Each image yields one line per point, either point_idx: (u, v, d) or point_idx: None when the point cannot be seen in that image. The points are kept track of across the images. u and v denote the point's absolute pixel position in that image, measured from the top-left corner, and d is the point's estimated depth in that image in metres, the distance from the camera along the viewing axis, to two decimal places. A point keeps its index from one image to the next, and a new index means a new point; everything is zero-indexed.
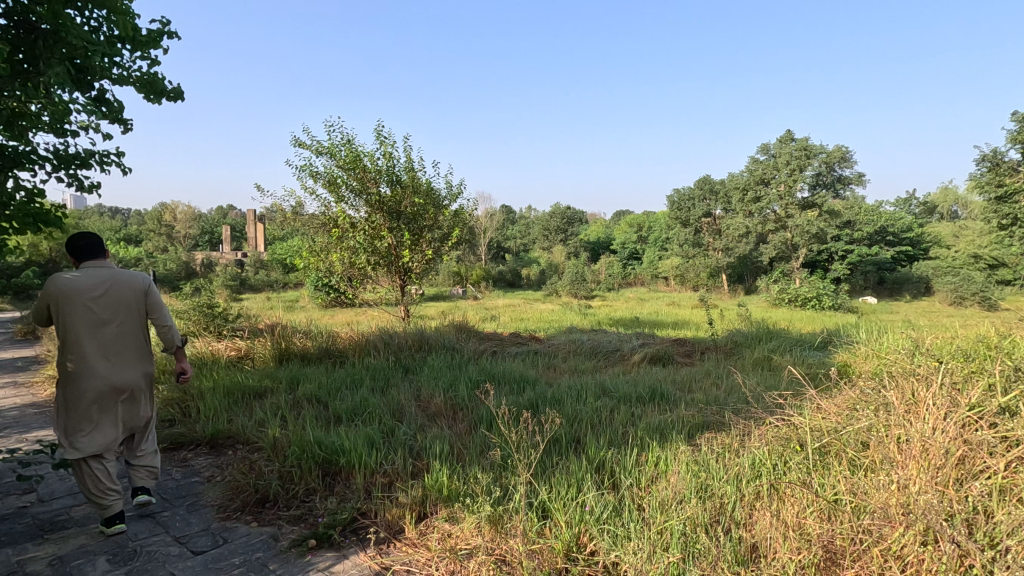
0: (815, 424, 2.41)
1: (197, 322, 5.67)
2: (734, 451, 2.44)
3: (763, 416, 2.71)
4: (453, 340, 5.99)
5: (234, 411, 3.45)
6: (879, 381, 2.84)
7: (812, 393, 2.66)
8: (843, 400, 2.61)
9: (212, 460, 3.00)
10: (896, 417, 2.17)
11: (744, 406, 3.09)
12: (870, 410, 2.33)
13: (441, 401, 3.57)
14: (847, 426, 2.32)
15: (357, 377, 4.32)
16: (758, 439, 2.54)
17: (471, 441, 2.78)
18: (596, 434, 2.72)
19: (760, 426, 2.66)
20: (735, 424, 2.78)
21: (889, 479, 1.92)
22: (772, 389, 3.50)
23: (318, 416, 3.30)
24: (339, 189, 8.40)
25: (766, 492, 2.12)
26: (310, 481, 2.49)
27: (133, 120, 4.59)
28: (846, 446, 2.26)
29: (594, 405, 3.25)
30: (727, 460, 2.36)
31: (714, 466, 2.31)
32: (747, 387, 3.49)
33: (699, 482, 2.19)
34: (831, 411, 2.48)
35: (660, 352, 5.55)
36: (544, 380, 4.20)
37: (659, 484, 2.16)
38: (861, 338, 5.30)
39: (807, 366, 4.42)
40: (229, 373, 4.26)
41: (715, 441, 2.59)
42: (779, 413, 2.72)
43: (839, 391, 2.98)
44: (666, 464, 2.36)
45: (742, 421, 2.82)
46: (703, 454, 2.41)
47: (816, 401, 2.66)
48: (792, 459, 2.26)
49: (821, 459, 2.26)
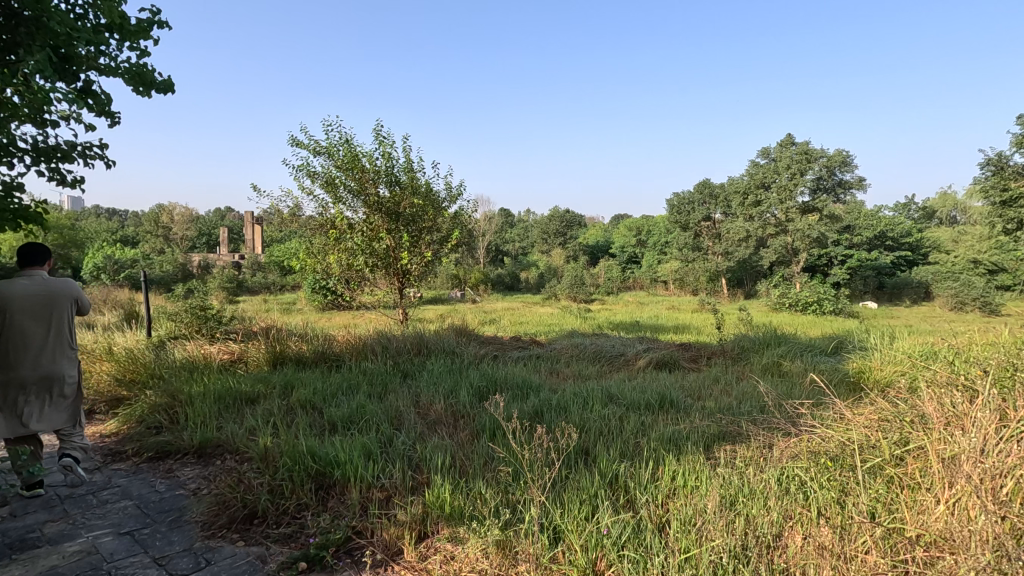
0: (843, 436, 2.26)
1: (190, 324, 5.51)
2: (758, 464, 2.29)
3: (785, 429, 2.57)
4: (453, 343, 5.86)
5: (223, 418, 3.29)
6: (908, 391, 2.68)
7: (837, 402, 2.52)
8: (871, 408, 2.47)
9: (199, 469, 2.80)
10: (938, 432, 2.03)
11: (762, 414, 2.94)
12: (906, 425, 2.18)
13: (441, 407, 3.42)
14: (881, 440, 2.18)
15: (354, 382, 4.16)
16: (782, 454, 2.39)
17: (473, 451, 2.64)
18: (605, 445, 2.58)
19: (781, 436, 2.52)
20: (753, 435, 2.63)
21: (940, 505, 1.78)
22: (789, 397, 3.34)
23: (312, 424, 3.15)
24: (337, 190, 8.25)
25: (796, 513, 1.98)
26: (302, 495, 2.34)
27: (119, 114, 4.44)
28: (882, 462, 2.12)
29: (601, 413, 3.10)
30: (751, 474, 2.21)
31: (738, 481, 2.16)
32: (762, 394, 3.34)
33: (723, 499, 2.04)
34: (861, 421, 2.34)
35: (665, 357, 5.40)
36: (547, 386, 4.04)
37: (683, 502, 2.01)
38: (872, 343, 5.16)
39: (820, 372, 4.26)
40: (221, 378, 4.09)
41: (734, 454, 2.45)
42: (801, 424, 2.58)
43: (864, 401, 2.83)
44: (684, 479, 2.22)
45: (761, 431, 2.67)
46: (724, 470, 2.26)
47: (842, 411, 2.53)
48: (822, 476, 2.12)
49: (856, 476, 2.11)
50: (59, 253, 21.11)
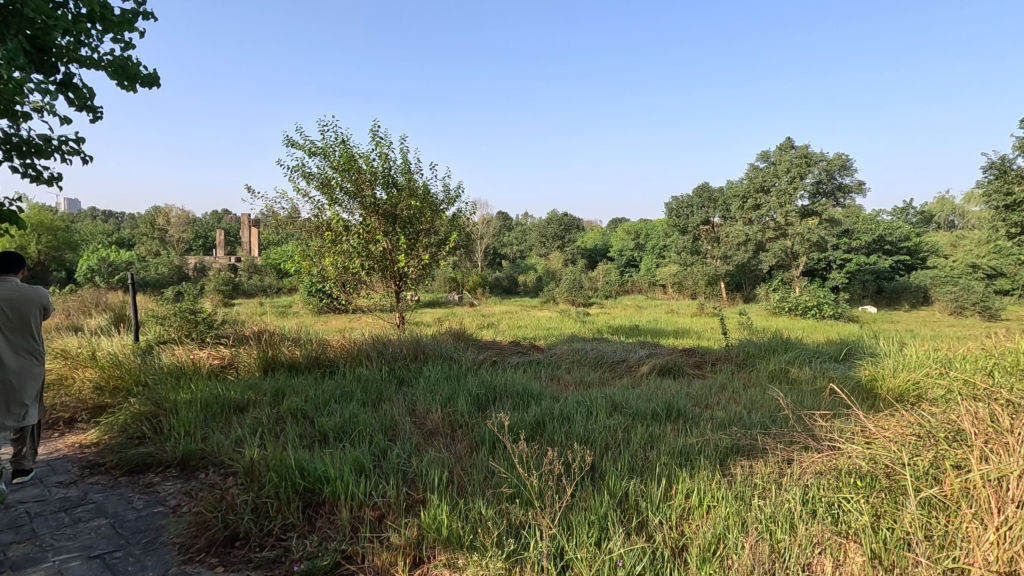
0: (872, 452, 2.13)
1: (179, 327, 5.33)
2: (778, 484, 2.16)
3: (804, 445, 2.44)
4: (451, 348, 5.71)
5: (209, 428, 3.13)
6: (934, 404, 2.55)
7: (860, 413, 2.39)
8: (898, 422, 2.34)
9: (181, 483, 2.63)
10: (983, 450, 1.89)
11: (777, 428, 2.80)
12: (944, 442, 2.05)
13: (438, 417, 3.28)
14: (915, 457, 2.05)
15: (347, 389, 4.01)
16: (805, 473, 2.26)
17: (472, 466, 2.49)
18: (612, 459, 2.44)
19: (799, 451, 2.39)
20: (770, 450, 2.50)
21: (990, 537, 1.65)
22: (805, 408, 3.19)
23: (302, 435, 3.00)
24: (332, 192, 8.10)
25: (828, 542, 1.85)
26: (288, 515, 2.18)
27: (101, 109, 4.30)
28: (917, 482, 1.99)
29: (605, 424, 2.96)
30: (774, 496, 2.08)
31: (760, 504, 2.03)
32: (775, 404, 3.20)
33: (745, 525, 1.90)
34: (889, 436, 2.21)
35: (668, 363, 5.25)
36: (548, 393, 3.90)
37: (704, 527, 1.87)
38: (882, 349, 5.02)
39: (831, 380, 4.13)
40: (210, 385, 3.92)
41: (751, 470, 2.31)
42: (822, 438, 2.45)
43: (885, 412, 2.70)
44: (701, 498, 2.08)
45: (778, 444, 2.53)
46: (744, 490, 2.13)
47: (865, 426, 2.41)
48: (852, 499, 1.99)
49: (889, 499, 1.99)
50: (52, 255, 20.91)
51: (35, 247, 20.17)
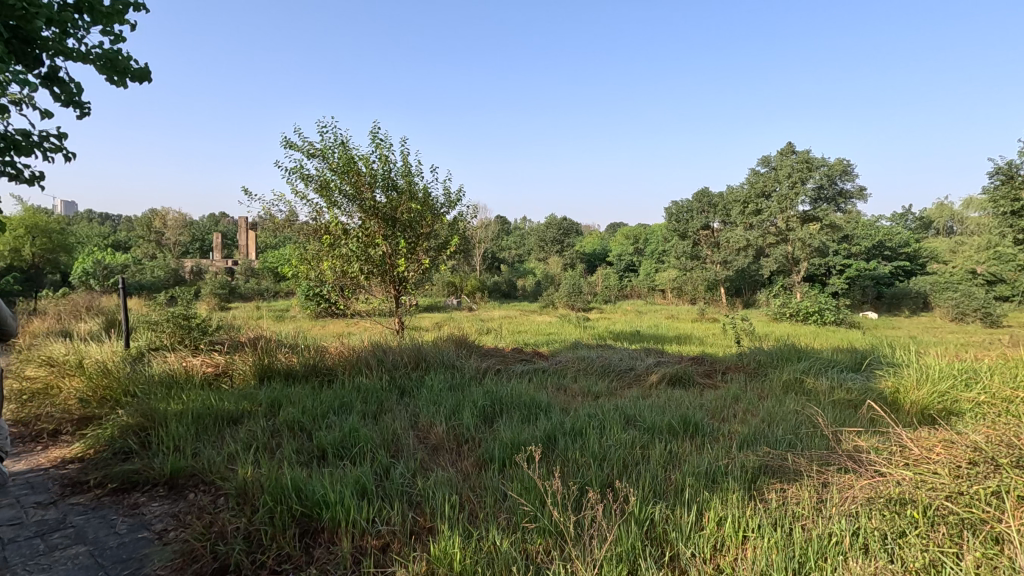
0: (928, 482, 2.03)
1: (172, 333, 5.15)
2: (822, 512, 2.04)
3: (845, 470, 2.32)
4: (453, 356, 5.54)
5: (201, 442, 2.96)
6: (980, 427, 2.43)
7: (907, 439, 2.30)
8: (951, 446, 2.22)
9: (168, 503, 2.44)
10: None
11: (806, 449, 2.65)
12: (1012, 472, 1.93)
13: (442, 431, 3.12)
14: (978, 489, 1.94)
15: (346, 399, 3.84)
16: (851, 500, 2.14)
17: (482, 488, 2.34)
18: (632, 479, 2.31)
19: (838, 476, 2.27)
20: (803, 473, 2.36)
21: None
22: (833, 424, 3.03)
23: (299, 450, 2.83)
24: (331, 194, 7.94)
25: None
26: (284, 545, 2.01)
27: (87, 104, 4.17)
28: (981, 514, 1.88)
29: (620, 439, 2.81)
30: (822, 526, 1.97)
31: (804, 537, 1.90)
32: (800, 424, 3.03)
33: (796, 563, 1.77)
34: (946, 463, 2.10)
35: (677, 372, 5.08)
36: (556, 405, 3.74)
37: (750, 564, 1.74)
38: (900, 358, 4.86)
39: (851, 392, 3.97)
40: (203, 395, 3.73)
41: (786, 496, 2.18)
42: (866, 464, 2.33)
43: (927, 432, 2.58)
44: (738, 531, 1.94)
45: (810, 467, 2.40)
46: (785, 519, 2.01)
47: (912, 451, 2.28)
48: (912, 536, 1.90)
49: (952, 534, 1.89)
50: (47, 257, 20.67)
51: (30, 249, 19.92)
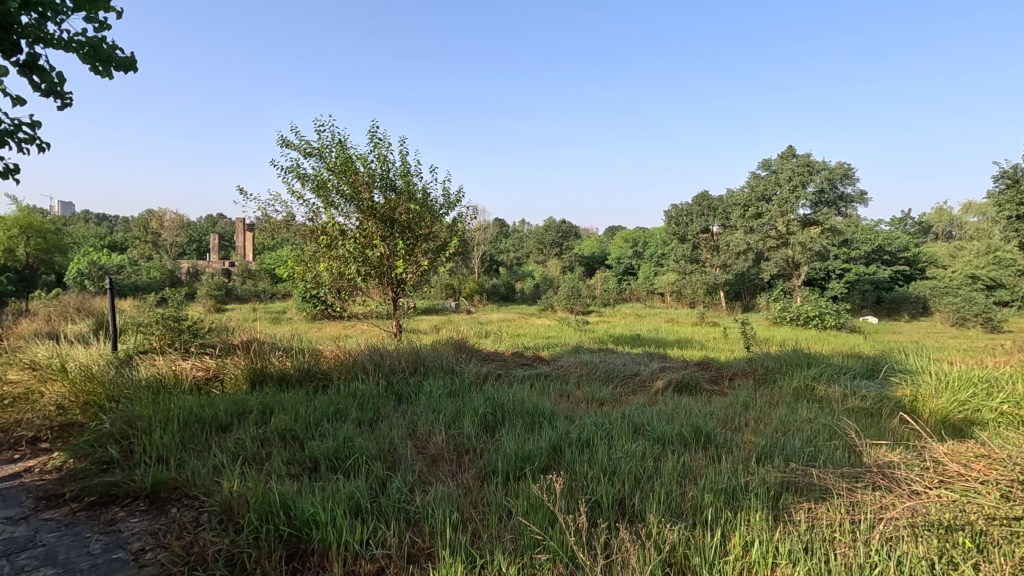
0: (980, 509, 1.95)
1: (161, 335, 4.97)
2: (859, 537, 1.96)
3: (881, 489, 2.22)
4: (452, 360, 5.38)
5: (187, 452, 2.81)
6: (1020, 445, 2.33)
7: (953, 461, 2.21)
8: (999, 466, 2.13)
9: (148, 520, 2.28)
10: None
11: (826, 465, 2.52)
12: None
13: (441, 440, 2.97)
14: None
15: (341, 405, 3.68)
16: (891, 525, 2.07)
17: (486, 504, 2.21)
18: (645, 496, 2.18)
19: (873, 496, 2.16)
20: (835, 493, 2.24)
21: None
22: (854, 438, 2.89)
23: (290, 461, 2.68)
24: (328, 195, 7.80)
25: None
26: (270, 568, 1.86)
27: (69, 94, 4.06)
28: None
29: (629, 450, 2.67)
30: (862, 551, 1.89)
31: (843, 565, 1.79)
32: (818, 438, 2.89)
33: None
34: (997, 487, 2.02)
35: (683, 378, 4.93)
36: (559, 413, 3.59)
37: None
38: (913, 365, 4.73)
39: (867, 400, 3.84)
40: (190, 400, 3.56)
41: (817, 520, 2.06)
42: (905, 483, 2.24)
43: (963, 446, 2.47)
44: (769, 558, 1.81)
45: (841, 486, 2.28)
46: (818, 544, 1.90)
47: (951, 469, 2.19)
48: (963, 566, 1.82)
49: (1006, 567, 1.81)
50: (42, 258, 20.46)
51: (24, 249, 19.71)
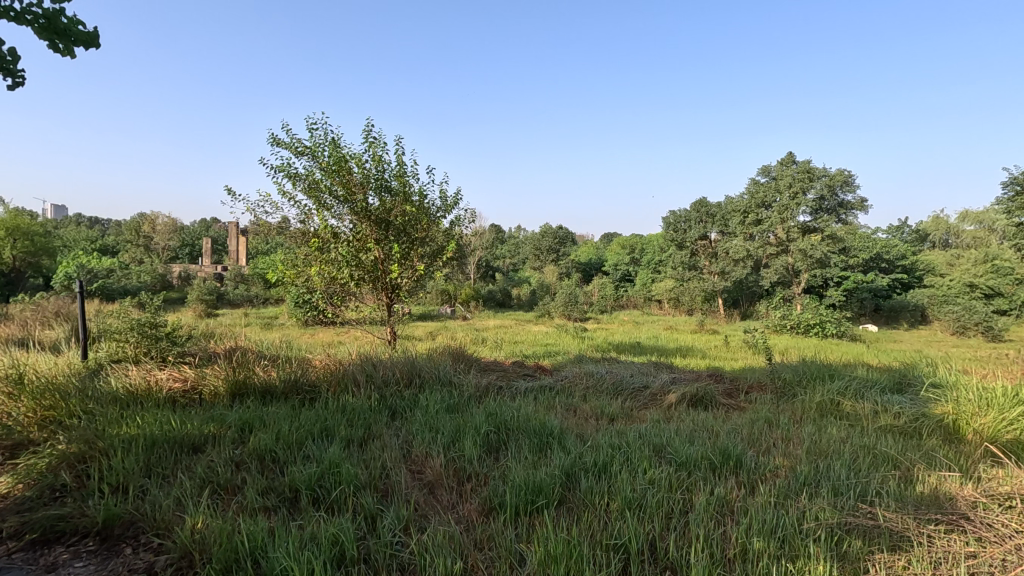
0: None
1: (136, 343, 4.61)
2: None
3: (966, 539, 2.00)
4: (450, 371, 5.04)
5: (150, 479, 2.49)
6: None
7: None
8: None
9: (93, 564, 1.95)
10: None
11: (883, 505, 2.24)
12: None
13: (440, 464, 2.65)
14: None
15: (329, 422, 3.34)
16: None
17: (494, 547, 1.91)
18: (681, 543, 1.89)
19: (954, 541, 1.99)
20: (912, 544, 2.00)
21: None
22: (906, 470, 2.62)
23: (265, 491, 2.37)
24: (320, 195, 7.45)
25: None
26: None
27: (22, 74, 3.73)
28: None
29: (652, 478, 2.38)
30: None
31: None
32: (863, 469, 2.59)
33: None
34: None
35: (698, 390, 4.61)
36: (567, 431, 3.26)
37: None
38: (945, 379, 4.43)
39: (903, 421, 3.57)
40: (159, 416, 3.22)
41: None
42: (991, 530, 2.02)
43: None
44: None
45: (915, 532, 2.05)
46: None
47: None
48: None
49: None
50: (29, 260, 20.01)
51: (11, 252, 19.26)
